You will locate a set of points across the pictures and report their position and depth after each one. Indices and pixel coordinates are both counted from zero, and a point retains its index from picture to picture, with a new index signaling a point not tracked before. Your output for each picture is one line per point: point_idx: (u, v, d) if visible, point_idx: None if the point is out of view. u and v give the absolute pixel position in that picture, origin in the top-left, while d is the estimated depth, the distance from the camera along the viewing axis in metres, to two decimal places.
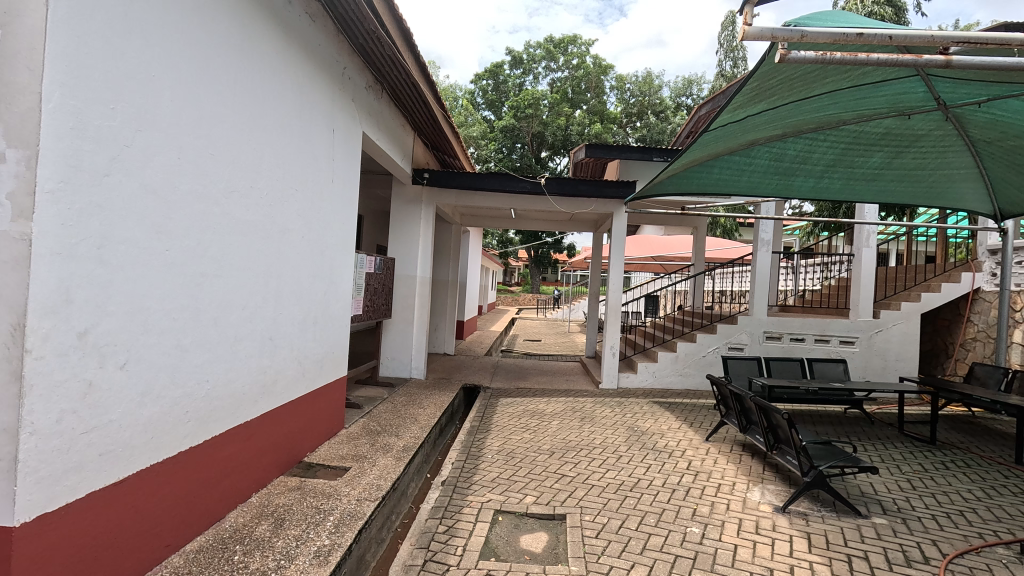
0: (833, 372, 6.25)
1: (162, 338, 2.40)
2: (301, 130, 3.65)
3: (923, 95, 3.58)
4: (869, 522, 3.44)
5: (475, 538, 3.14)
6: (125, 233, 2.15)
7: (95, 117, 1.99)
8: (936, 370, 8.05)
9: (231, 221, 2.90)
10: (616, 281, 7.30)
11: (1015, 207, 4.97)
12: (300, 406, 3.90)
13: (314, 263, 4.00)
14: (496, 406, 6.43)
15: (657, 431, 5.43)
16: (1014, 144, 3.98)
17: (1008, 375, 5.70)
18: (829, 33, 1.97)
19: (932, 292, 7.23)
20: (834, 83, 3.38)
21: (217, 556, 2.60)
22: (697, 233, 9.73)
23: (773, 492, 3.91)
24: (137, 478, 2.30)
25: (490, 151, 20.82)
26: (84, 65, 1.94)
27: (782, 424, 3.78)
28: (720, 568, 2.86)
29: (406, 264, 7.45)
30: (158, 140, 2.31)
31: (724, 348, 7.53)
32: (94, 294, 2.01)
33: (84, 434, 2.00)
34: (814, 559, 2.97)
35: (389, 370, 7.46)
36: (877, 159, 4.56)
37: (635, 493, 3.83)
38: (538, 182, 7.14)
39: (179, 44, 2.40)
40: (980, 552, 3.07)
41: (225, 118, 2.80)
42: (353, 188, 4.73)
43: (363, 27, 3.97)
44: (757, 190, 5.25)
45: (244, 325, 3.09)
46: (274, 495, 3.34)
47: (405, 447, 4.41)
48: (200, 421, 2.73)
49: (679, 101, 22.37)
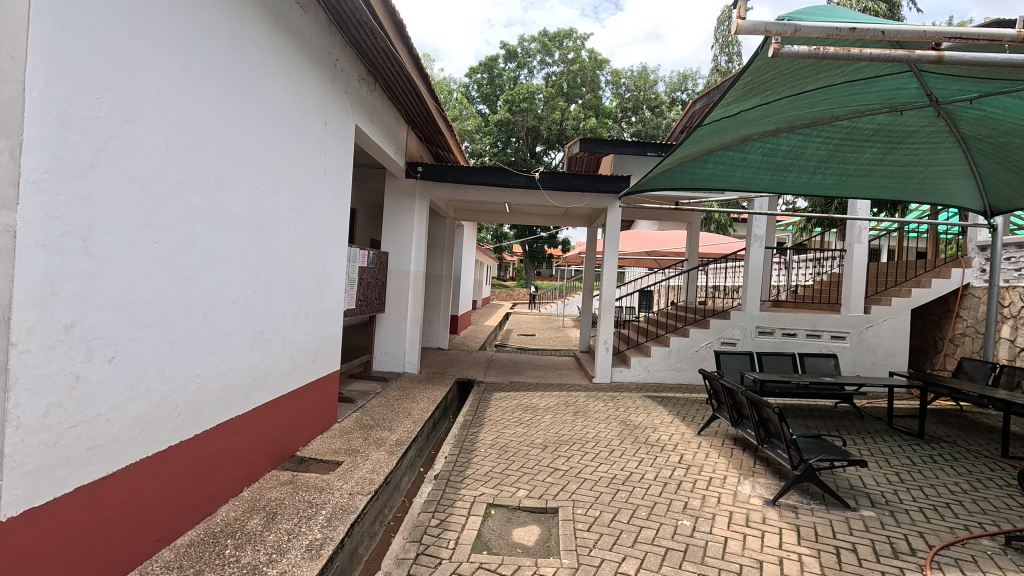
0: (824, 366, 6.30)
1: (151, 332, 2.38)
2: (291, 124, 3.61)
3: (915, 91, 3.58)
4: (857, 515, 3.48)
5: (467, 531, 3.15)
6: (112, 225, 2.13)
7: (81, 107, 1.97)
8: (926, 364, 8.14)
9: (221, 214, 2.88)
10: (610, 275, 7.29)
11: (1004, 203, 5.02)
12: (291, 400, 3.89)
13: (305, 257, 3.97)
14: (490, 401, 6.42)
15: (649, 425, 5.45)
16: (1003, 141, 4.02)
17: (995, 370, 5.78)
18: (823, 28, 1.96)
19: (922, 288, 7.31)
20: (826, 80, 3.39)
21: (207, 550, 2.59)
22: (691, 228, 9.74)
23: (763, 485, 3.95)
24: (126, 473, 2.29)
25: (485, 145, 20.68)
26: (69, 54, 1.90)
27: (773, 418, 3.80)
28: (710, 561, 2.89)
29: (398, 258, 7.39)
30: (146, 131, 2.29)
31: (716, 344, 7.55)
32: (81, 287, 1.99)
33: (71, 429, 1.98)
34: (803, 551, 3.00)
35: (383, 364, 7.44)
36: (869, 155, 4.59)
37: (626, 487, 3.85)
38: (532, 177, 7.13)
39: (167, 36, 2.38)
40: (966, 544, 3.11)
41: (214, 107, 2.76)
42: (347, 181, 4.71)
43: (356, 18, 3.91)
44: (750, 185, 5.26)
45: (235, 318, 3.08)
46: (265, 490, 3.33)
47: (398, 441, 4.40)
48: (190, 415, 2.71)
49: (674, 97, 22.48)
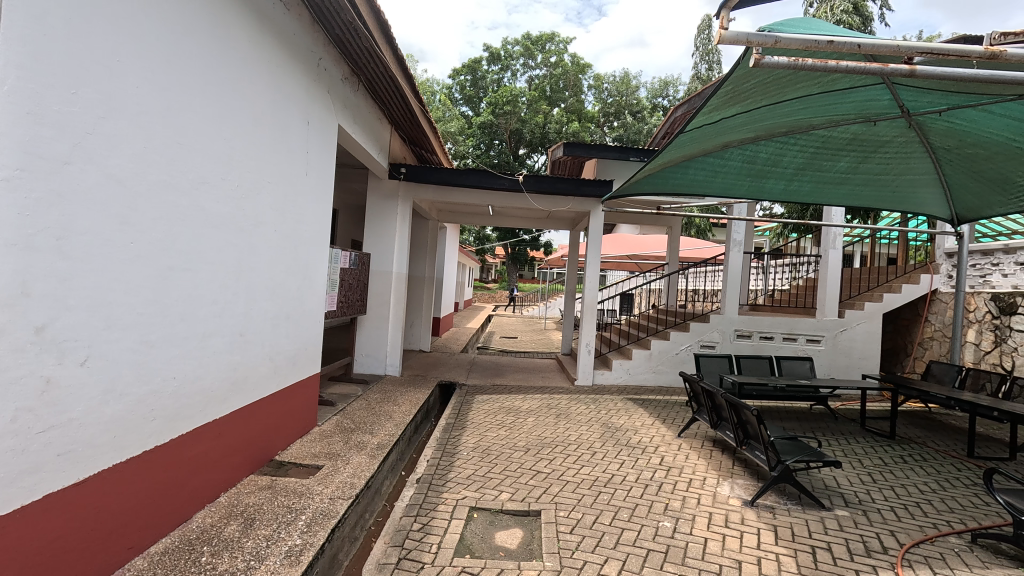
0: (799, 369, 6.44)
1: (126, 334, 2.31)
2: (273, 123, 3.56)
3: (888, 102, 3.70)
4: (832, 514, 3.56)
5: (450, 535, 3.13)
6: (87, 224, 2.06)
7: (56, 102, 1.91)
8: (896, 367, 8.40)
9: (202, 214, 2.82)
10: (593, 279, 7.34)
11: (971, 212, 5.21)
12: (271, 403, 3.82)
13: (286, 257, 3.91)
14: (472, 404, 6.40)
15: (630, 428, 5.51)
16: (971, 152, 4.17)
17: (961, 372, 5.99)
18: (801, 39, 2.00)
19: (893, 293, 7.53)
20: (804, 89, 3.47)
21: (183, 558, 2.53)
22: (672, 233, 9.88)
23: (741, 486, 4.02)
24: (97, 479, 2.21)
25: (468, 147, 20.64)
26: (43, 47, 1.85)
27: (751, 420, 3.86)
28: (691, 561, 2.92)
29: (380, 259, 7.32)
30: (124, 128, 2.23)
31: (696, 346, 7.67)
32: (54, 287, 1.93)
33: (41, 434, 1.91)
34: (780, 551, 3.06)
35: (364, 366, 7.36)
36: (844, 164, 4.72)
37: (608, 488, 3.88)
38: (516, 179, 7.14)
39: (147, 30, 2.33)
40: (934, 542, 3.22)
41: (193, 104, 2.69)
42: (329, 182, 4.66)
43: (341, 17, 3.87)
44: (731, 190, 5.37)
45: (214, 320, 3.02)
46: (243, 495, 3.27)
47: (379, 445, 4.35)
48: (167, 419, 2.65)
49: (656, 102, 22.79)
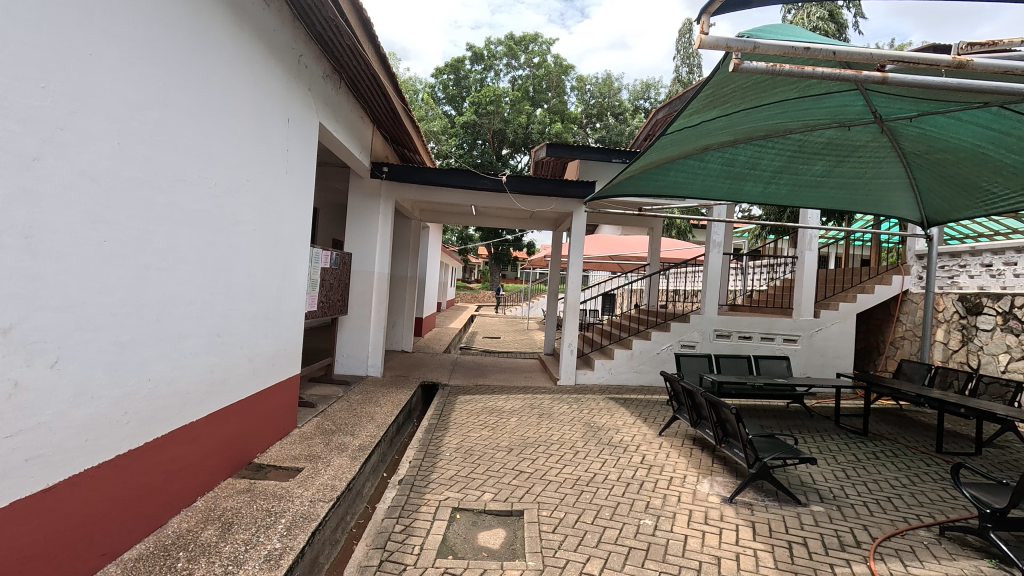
0: (777, 368, 6.57)
1: (99, 335, 2.25)
2: (253, 120, 3.50)
3: (862, 108, 3.80)
4: (807, 510, 3.65)
5: (432, 536, 3.12)
6: (58, 222, 2.00)
7: (25, 96, 1.85)
8: (869, 365, 8.63)
9: (179, 212, 2.76)
10: (575, 279, 7.39)
11: (939, 215, 5.38)
12: (250, 405, 3.76)
13: (266, 257, 3.85)
14: (454, 404, 6.38)
15: (612, 427, 5.56)
16: (940, 157, 4.30)
17: (930, 371, 6.19)
18: (779, 46, 2.04)
19: (866, 293, 7.74)
20: (782, 94, 3.55)
21: (158, 564, 2.47)
22: (653, 234, 9.98)
23: (720, 483, 4.09)
24: (68, 484, 2.14)
25: (451, 146, 20.56)
26: (11, 39, 1.79)
27: (730, 419, 3.93)
28: (672, 558, 2.96)
29: (362, 259, 7.25)
30: (97, 124, 2.17)
31: (677, 346, 7.77)
32: (22, 288, 1.87)
33: (8, 438, 1.85)
34: (758, 546, 3.12)
35: (345, 367, 7.27)
36: (820, 167, 4.83)
37: (590, 487, 3.91)
38: (499, 179, 7.15)
39: (121, 24, 2.27)
40: (905, 535, 3.32)
41: (170, 100, 2.63)
42: (310, 180, 4.59)
43: (323, 14, 3.83)
44: (711, 192, 5.45)
45: (191, 321, 2.95)
46: (220, 499, 3.20)
47: (361, 446, 4.31)
48: (141, 422, 2.58)
49: (638, 104, 23.03)
